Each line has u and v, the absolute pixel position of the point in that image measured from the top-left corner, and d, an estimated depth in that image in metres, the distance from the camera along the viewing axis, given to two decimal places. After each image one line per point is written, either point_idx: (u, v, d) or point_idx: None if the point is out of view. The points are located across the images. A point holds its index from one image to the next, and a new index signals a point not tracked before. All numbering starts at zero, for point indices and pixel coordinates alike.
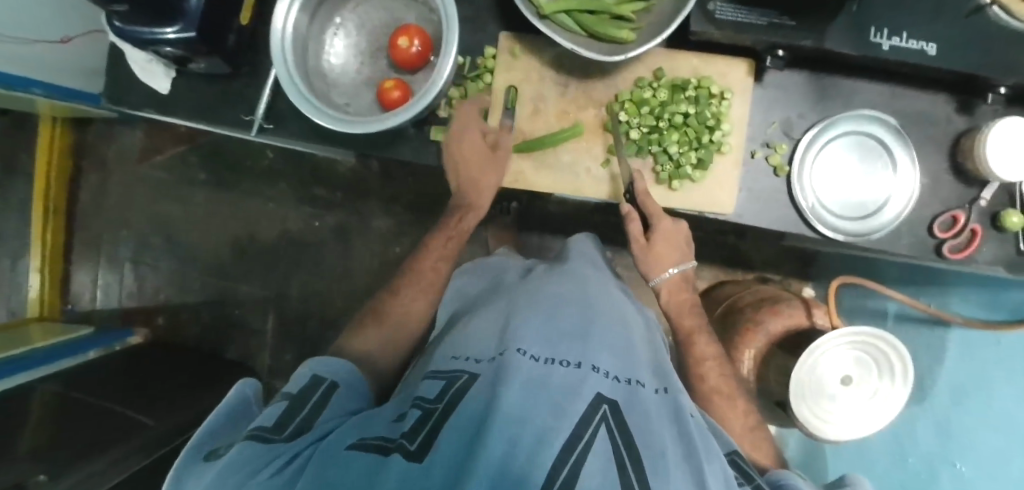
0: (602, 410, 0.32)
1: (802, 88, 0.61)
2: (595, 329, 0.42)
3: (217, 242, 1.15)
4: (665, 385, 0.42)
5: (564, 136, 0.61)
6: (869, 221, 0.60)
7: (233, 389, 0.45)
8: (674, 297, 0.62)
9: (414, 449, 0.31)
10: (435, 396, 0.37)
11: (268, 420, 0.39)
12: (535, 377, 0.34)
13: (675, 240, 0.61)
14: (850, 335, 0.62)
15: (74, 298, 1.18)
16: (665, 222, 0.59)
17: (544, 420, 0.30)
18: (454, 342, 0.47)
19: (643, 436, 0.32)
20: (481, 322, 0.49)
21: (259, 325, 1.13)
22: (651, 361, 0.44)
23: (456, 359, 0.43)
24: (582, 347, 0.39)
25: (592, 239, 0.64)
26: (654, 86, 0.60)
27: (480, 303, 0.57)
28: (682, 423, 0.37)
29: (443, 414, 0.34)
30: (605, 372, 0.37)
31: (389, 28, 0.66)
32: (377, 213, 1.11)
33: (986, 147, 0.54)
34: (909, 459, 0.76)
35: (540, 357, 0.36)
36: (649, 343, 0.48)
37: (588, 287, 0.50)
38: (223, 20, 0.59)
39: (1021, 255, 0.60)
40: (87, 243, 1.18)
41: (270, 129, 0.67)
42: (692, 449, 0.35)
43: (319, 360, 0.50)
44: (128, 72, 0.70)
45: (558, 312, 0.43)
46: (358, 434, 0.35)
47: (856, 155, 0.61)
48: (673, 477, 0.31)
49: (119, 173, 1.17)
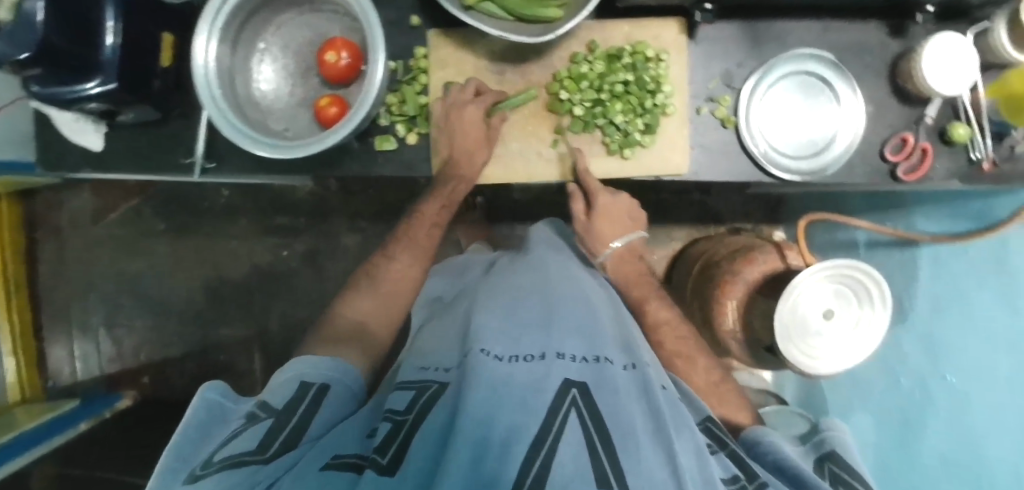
0: (572, 396, 0.36)
1: (736, 38, 0.61)
2: (557, 319, 0.46)
3: (189, 290, 1.14)
4: (634, 361, 0.44)
5: (519, 100, 0.61)
6: (821, 157, 0.60)
7: (198, 395, 0.44)
8: (625, 265, 0.65)
9: (385, 462, 0.33)
10: (404, 406, 0.39)
11: (251, 442, 0.38)
12: (498, 377, 0.37)
13: (621, 210, 0.65)
14: (825, 269, 0.62)
15: (55, 374, 1.16)
16: (603, 196, 0.63)
17: (514, 419, 0.33)
18: (420, 353, 0.50)
19: (611, 415, 0.35)
20: (443, 330, 0.53)
21: (246, 365, 1.11)
22: (618, 340, 0.47)
23: (425, 369, 0.46)
24: (546, 340, 0.43)
25: (550, 228, 0.70)
26: (590, 59, 0.60)
27: (447, 308, 0.62)
28: (651, 398, 0.39)
29: (412, 427, 0.36)
30: (571, 357, 0.41)
31: (316, 44, 0.64)
32: (344, 231, 1.09)
33: (922, 66, 0.55)
34: (903, 378, 0.70)
35: (504, 356, 0.40)
36: (615, 320, 0.52)
37: (546, 277, 0.55)
38: (144, 65, 0.58)
39: (973, 166, 0.61)
40: (57, 315, 1.15)
41: (213, 168, 0.66)
42: (661, 423, 0.36)
43: (308, 362, 0.50)
44: (56, 135, 0.67)
45: (516, 307, 0.48)
46: (333, 452, 0.36)
47: (799, 95, 0.62)
48: (645, 453, 0.33)
49: (76, 239, 1.14)
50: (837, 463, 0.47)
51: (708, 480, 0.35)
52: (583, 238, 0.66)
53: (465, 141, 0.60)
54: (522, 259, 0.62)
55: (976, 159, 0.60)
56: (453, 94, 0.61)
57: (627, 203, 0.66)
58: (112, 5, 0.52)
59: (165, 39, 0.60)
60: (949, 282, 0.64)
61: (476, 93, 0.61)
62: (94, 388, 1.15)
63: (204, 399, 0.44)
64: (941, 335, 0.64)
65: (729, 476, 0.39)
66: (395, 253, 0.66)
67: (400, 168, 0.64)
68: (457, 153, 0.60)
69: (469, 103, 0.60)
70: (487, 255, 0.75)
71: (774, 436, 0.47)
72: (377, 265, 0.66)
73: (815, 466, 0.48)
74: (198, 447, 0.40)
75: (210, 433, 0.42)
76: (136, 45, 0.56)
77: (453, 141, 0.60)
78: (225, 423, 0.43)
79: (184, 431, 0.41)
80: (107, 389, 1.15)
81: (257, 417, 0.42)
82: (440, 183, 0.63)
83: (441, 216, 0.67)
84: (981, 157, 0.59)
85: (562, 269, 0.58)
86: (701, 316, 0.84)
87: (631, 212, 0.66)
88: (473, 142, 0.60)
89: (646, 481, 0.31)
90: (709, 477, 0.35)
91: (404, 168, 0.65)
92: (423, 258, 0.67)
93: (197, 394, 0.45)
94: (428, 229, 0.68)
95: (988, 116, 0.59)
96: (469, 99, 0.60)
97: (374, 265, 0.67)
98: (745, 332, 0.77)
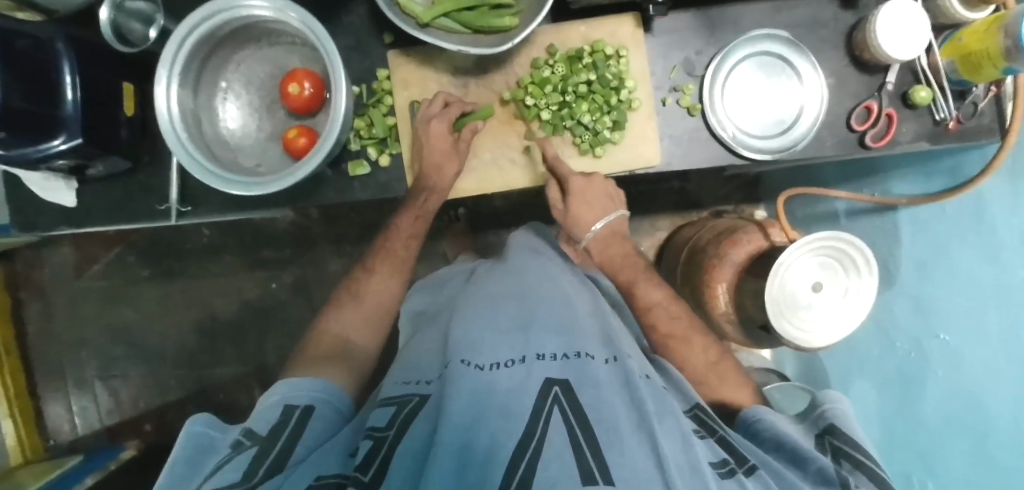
0: (554, 393, 0.40)
1: (692, 26, 0.62)
2: (536, 321, 0.49)
3: (182, 332, 1.13)
4: (615, 355, 0.47)
5: (476, 118, 0.62)
6: (789, 134, 0.61)
7: (184, 429, 0.45)
8: (605, 249, 0.67)
9: (366, 480, 0.36)
10: (385, 423, 0.42)
11: (234, 473, 0.38)
12: (480, 383, 0.41)
13: (599, 192, 0.63)
14: (806, 245, 0.63)
15: (55, 433, 1.14)
16: (577, 178, 0.61)
17: (496, 428, 0.36)
18: (404, 368, 0.53)
19: (593, 410, 0.38)
20: (426, 344, 0.56)
21: (247, 401, 1.11)
22: (600, 337, 0.50)
23: (407, 383, 0.49)
24: (525, 344, 0.46)
25: (535, 229, 0.76)
26: (551, 63, 0.62)
27: (430, 318, 0.64)
28: (632, 388, 0.42)
29: (393, 443, 0.39)
30: (552, 356, 0.44)
31: (277, 77, 0.64)
32: (330, 257, 1.09)
33: (877, 34, 0.56)
34: (897, 342, 0.70)
35: (483, 364, 0.43)
36: (593, 314, 0.55)
37: (525, 280, 0.58)
38: (107, 117, 0.57)
39: (938, 125, 0.61)
40: (52, 373, 1.15)
41: (190, 210, 0.66)
42: (643, 413, 0.39)
43: (291, 384, 0.51)
44: (29, 196, 0.67)
45: (497, 314, 0.51)
46: (314, 473, 0.38)
47: (762, 75, 0.62)
48: (628, 444, 0.36)
49: (62, 295, 1.14)
50: (837, 435, 0.47)
51: (694, 463, 0.36)
52: (564, 223, 0.66)
53: (432, 155, 0.60)
54: (501, 266, 0.64)
55: (940, 119, 0.61)
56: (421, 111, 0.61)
57: (608, 187, 0.64)
58: (69, 60, 0.52)
59: (126, 88, 0.60)
60: (930, 239, 0.64)
61: (444, 105, 0.61)
62: (97, 442, 1.14)
63: (191, 432, 0.45)
64: (926, 293, 0.64)
65: (719, 460, 0.40)
66: (376, 275, 0.67)
67: (377, 191, 0.65)
68: (426, 168, 0.60)
69: (436, 117, 0.60)
70: (469, 264, 0.76)
71: (770, 415, 0.48)
72: (356, 286, 0.67)
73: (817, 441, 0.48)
74: (188, 482, 0.40)
75: (198, 465, 0.42)
76: (97, 97, 0.56)
77: (423, 154, 0.61)
78: (213, 452, 0.43)
79: (171, 468, 0.41)
80: (110, 442, 1.13)
81: (243, 446, 0.42)
82: (413, 197, 0.63)
83: (416, 227, 0.66)
84: (945, 117, 0.60)
85: (539, 273, 0.61)
86: (696, 302, 0.84)
87: (612, 195, 0.64)
88: (441, 154, 0.60)
89: (631, 473, 0.33)
90: (693, 461, 0.36)
91: (380, 190, 0.65)
92: (398, 275, 0.67)
93: (184, 429, 0.45)
94: (404, 241, 0.68)
95: (946, 76, 0.59)
96: (436, 112, 0.60)
97: (355, 288, 0.67)
98: (738, 313, 0.77)
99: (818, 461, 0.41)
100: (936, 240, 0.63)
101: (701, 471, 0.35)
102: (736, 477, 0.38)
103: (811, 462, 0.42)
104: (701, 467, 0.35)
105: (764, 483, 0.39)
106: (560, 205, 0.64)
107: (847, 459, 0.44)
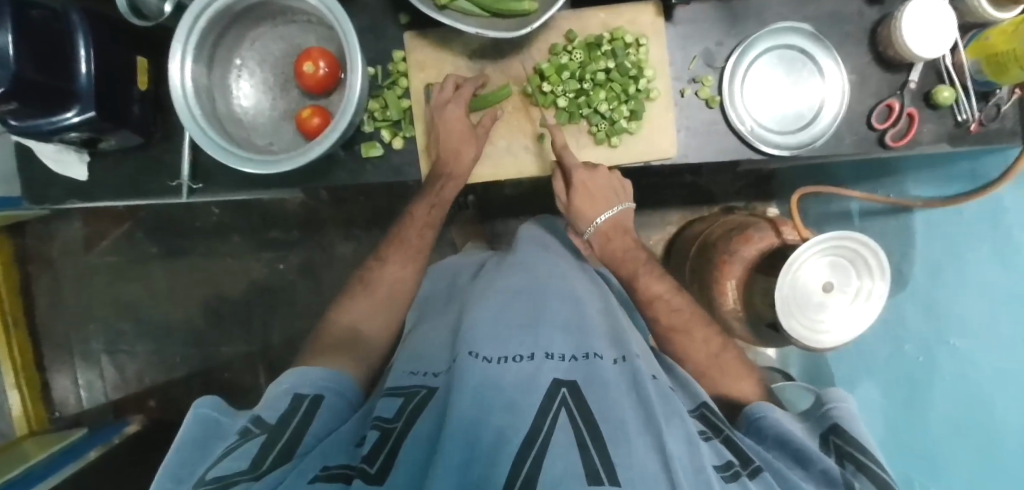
0: (562, 395, 0.39)
1: (713, 17, 0.61)
2: (545, 320, 0.49)
3: (189, 310, 1.13)
4: (623, 354, 0.47)
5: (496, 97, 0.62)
6: (809, 128, 0.60)
7: (188, 417, 0.45)
8: (613, 240, 0.65)
9: (373, 472, 0.35)
10: (393, 414, 0.42)
11: (243, 461, 0.38)
12: (487, 377, 0.41)
13: (604, 186, 0.62)
14: (818, 244, 0.62)
15: (61, 405, 1.15)
16: (580, 172, 0.61)
17: (502, 424, 0.36)
18: (409, 359, 0.53)
19: (600, 410, 0.38)
20: (434, 337, 0.56)
21: (250, 380, 1.11)
22: (610, 336, 0.50)
23: (414, 374, 0.50)
24: (534, 342, 0.46)
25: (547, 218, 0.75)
26: (569, 50, 0.61)
27: (439, 309, 0.64)
28: (639, 388, 0.42)
29: (401, 434, 0.39)
30: (560, 356, 0.45)
31: (292, 55, 0.64)
32: (338, 240, 1.09)
33: (902, 30, 0.54)
34: (907, 346, 0.68)
35: (492, 358, 0.43)
36: (603, 314, 0.55)
37: (535, 275, 0.58)
38: (121, 90, 0.57)
39: (960, 127, 0.60)
40: (59, 346, 1.15)
41: (201, 188, 0.65)
42: (650, 412, 0.39)
43: (298, 375, 0.51)
44: (40, 168, 0.67)
45: (505, 309, 0.51)
46: (321, 463, 0.38)
47: (782, 70, 0.62)
48: (634, 444, 0.35)
49: (70, 269, 1.14)
50: (841, 435, 0.46)
51: (700, 465, 0.35)
52: (567, 215, 0.66)
53: (450, 140, 0.59)
54: (509, 259, 0.64)
55: (962, 121, 0.60)
56: (439, 95, 0.61)
57: (609, 177, 0.63)
58: (83, 34, 0.52)
59: (140, 62, 0.61)
60: (945, 244, 0.63)
61: (462, 87, 0.61)
62: (101, 416, 1.15)
63: (198, 416, 0.45)
64: (936, 298, 0.63)
65: (722, 462, 0.39)
66: (386, 257, 0.66)
67: (389, 175, 0.64)
68: (443, 154, 0.60)
69: (451, 102, 0.60)
70: (477, 257, 0.76)
71: (774, 412, 0.48)
72: (367, 271, 0.67)
73: (820, 442, 0.47)
74: (193, 466, 0.40)
75: (205, 450, 0.42)
76: (111, 71, 0.56)
77: (439, 142, 0.60)
78: (220, 439, 0.44)
79: (178, 448, 0.42)
80: (115, 416, 1.14)
81: (250, 434, 0.42)
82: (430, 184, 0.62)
83: (431, 216, 0.66)
84: (967, 119, 0.59)
85: (550, 268, 0.61)
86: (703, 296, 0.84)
87: (617, 187, 0.63)
88: (460, 138, 0.60)
89: (636, 472, 0.33)
90: (699, 463, 0.36)
91: (392, 173, 0.64)
92: (417, 260, 0.67)
93: (190, 412, 0.45)
94: (419, 229, 0.67)
95: (971, 76, 0.58)
96: (450, 96, 0.60)
97: (367, 272, 0.67)
98: (745, 309, 0.77)
99: (823, 462, 0.42)
100: (951, 240, 0.62)
101: (707, 475, 0.35)
102: (740, 481, 0.38)
103: (816, 464, 0.42)
104: (707, 470, 0.35)
105: (768, 485, 0.38)
106: (564, 198, 0.64)
107: (850, 460, 0.43)
